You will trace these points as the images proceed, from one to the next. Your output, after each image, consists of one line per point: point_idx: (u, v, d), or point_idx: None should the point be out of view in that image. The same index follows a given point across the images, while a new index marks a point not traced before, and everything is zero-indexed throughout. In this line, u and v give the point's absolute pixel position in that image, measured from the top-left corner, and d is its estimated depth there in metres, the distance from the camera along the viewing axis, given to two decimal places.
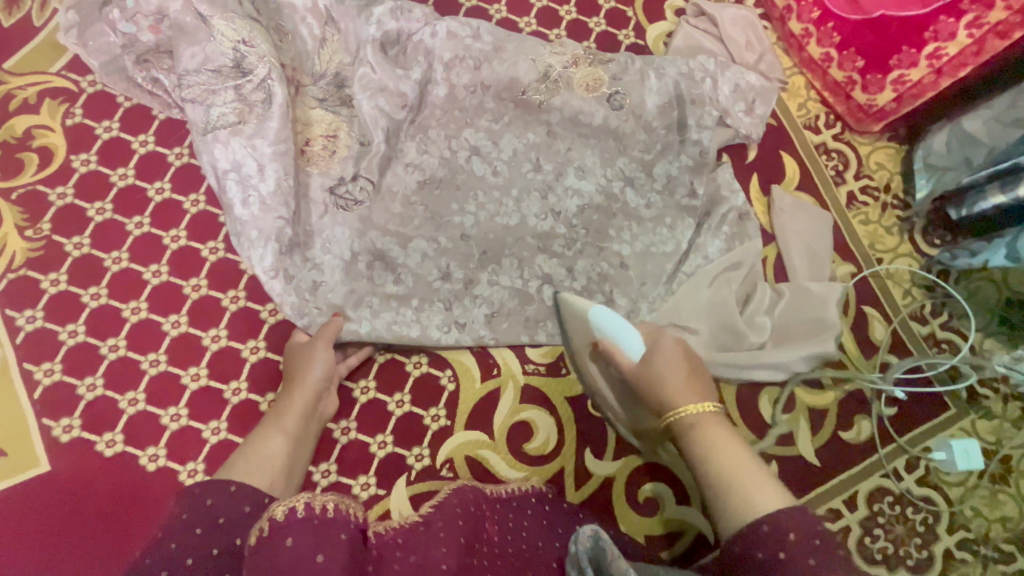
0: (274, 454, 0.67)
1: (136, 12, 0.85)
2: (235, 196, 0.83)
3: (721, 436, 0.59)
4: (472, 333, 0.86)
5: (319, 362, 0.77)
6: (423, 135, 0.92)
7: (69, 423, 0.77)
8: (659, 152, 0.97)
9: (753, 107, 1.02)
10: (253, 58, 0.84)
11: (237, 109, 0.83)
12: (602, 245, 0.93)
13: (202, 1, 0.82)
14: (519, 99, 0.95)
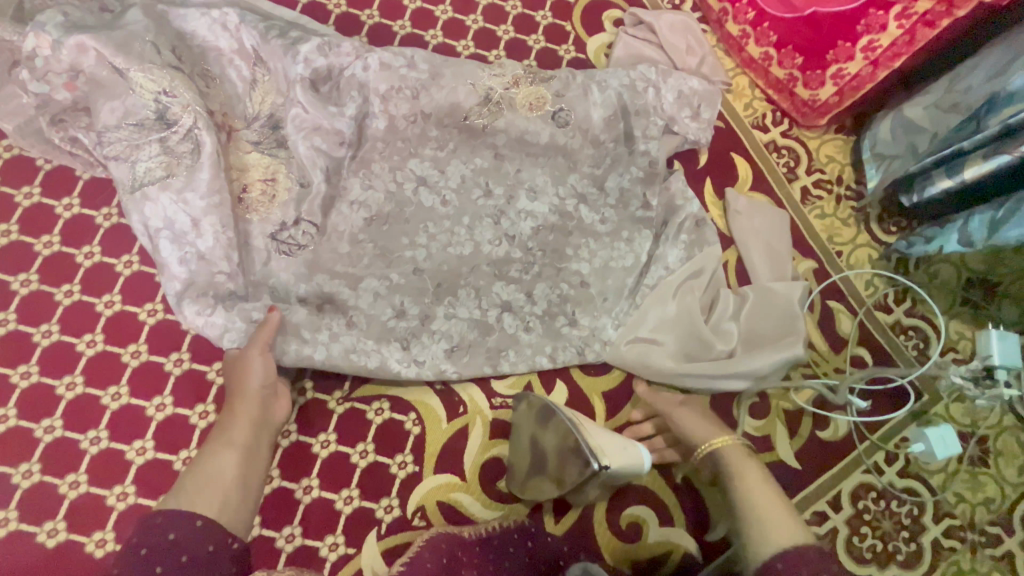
0: (221, 472, 0.64)
1: (46, 71, 0.79)
2: (169, 255, 0.79)
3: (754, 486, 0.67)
4: (433, 367, 0.83)
5: (256, 369, 0.73)
6: (366, 170, 0.89)
7: (4, 516, 0.71)
8: (608, 166, 0.96)
9: (699, 111, 1.01)
10: (177, 108, 0.80)
11: (163, 162, 0.79)
12: (560, 266, 0.91)
13: (116, 55, 0.78)
14: (462, 124, 0.93)
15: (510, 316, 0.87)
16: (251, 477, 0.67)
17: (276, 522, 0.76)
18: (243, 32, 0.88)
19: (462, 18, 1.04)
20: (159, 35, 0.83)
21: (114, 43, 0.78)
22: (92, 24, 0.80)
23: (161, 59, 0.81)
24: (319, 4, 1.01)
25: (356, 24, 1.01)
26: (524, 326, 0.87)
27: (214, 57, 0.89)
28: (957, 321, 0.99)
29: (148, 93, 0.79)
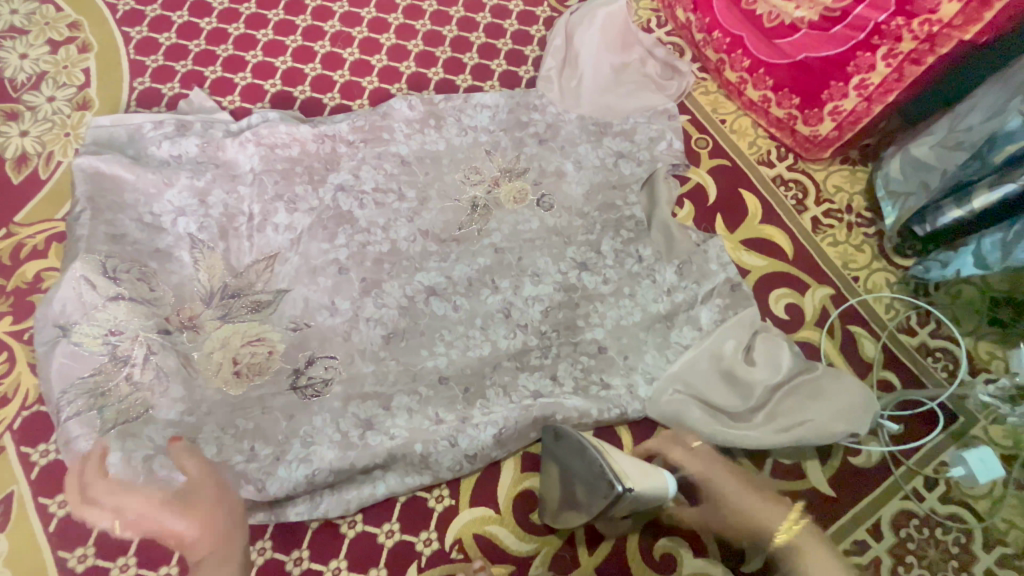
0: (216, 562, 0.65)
1: (100, 393, 0.78)
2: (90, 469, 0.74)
3: (805, 538, 0.74)
4: (484, 457, 0.85)
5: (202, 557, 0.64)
6: (388, 406, 0.88)
7: (83, 552, 0.77)
8: (600, 231, 1.02)
9: (673, 143, 1.09)
10: (261, 264, 0.94)
11: (134, 404, 0.78)
12: (576, 339, 0.95)
13: (138, 347, 0.81)
14: (457, 236, 1.02)
15: (535, 350, 0.94)
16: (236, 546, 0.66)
17: (322, 556, 0.81)
18: (221, 264, 0.93)
19: (480, 86, 1.15)
20: (209, 285, 0.91)
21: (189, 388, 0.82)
22: (132, 273, 0.85)
23: (218, 226, 0.95)
24: (356, 83, 1.13)
25: (387, 97, 1.12)
26: (553, 376, 0.92)
27: (238, 170, 0.99)
28: (985, 342, 1.00)
29: (209, 282, 0.91)
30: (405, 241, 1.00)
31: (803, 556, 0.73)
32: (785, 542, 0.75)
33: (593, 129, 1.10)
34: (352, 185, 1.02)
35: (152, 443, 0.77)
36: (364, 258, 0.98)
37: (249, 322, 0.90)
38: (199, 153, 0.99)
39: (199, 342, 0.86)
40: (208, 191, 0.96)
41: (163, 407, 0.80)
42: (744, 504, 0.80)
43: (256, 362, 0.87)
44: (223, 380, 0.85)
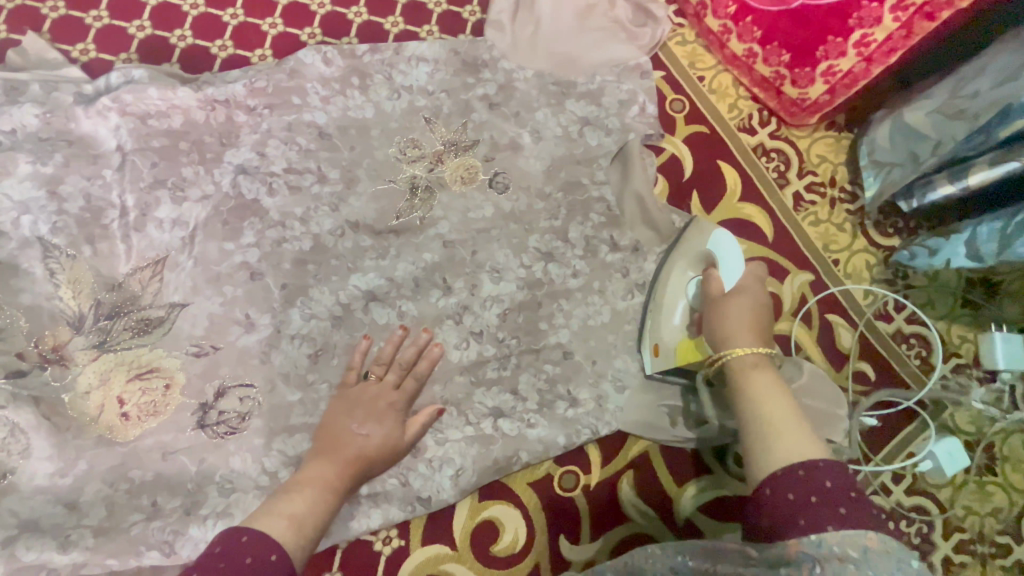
0: (307, 506, 0.62)
1: None
2: None
3: (775, 394, 0.56)
4: (438, 491, 0.75)
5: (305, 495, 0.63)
6: None
7: None
8: (565, 218, 0.89)
9: (645, 108, 0.94)
10: (146, 272, 0.75)
11: None
12: (538, 346, 0.84)
13: None
14: (394, 226, 0.85)
15: (493, 360, 0.83)
16: (327, 519, 0.63)
17: None
18: (89, 274, 0.73)
19: (415, 31, 0.93)
20: (75, 306, 0.72)
21: (57, 441, 0.67)
22: None
23: (80, 223, 0.74)
24: (253, 24, 0.88)
25: (296, 45, 0.88)
26: (514, 389, 0.82)
27: (101, 148, 0.77)
28: (959, 325, 0.96)
29: (74, 302, 0.72)
30: (330, 235, 0.83)
31: (762, 398, 0.56)
32: (746, 378, 0.59)
33: (554, 90, 0.92)
34: (258, 165, 0.81)
35: (18, 517, 0.63)
36: (279, 258, 0.80)
37: (135, 350, 0.72)
38: (41, 127, 0.75)
39: (68, 380, 0.69)
40: (61, 178, 0.74)
41: (27, 470, 0.65)
42: (730, 327, 0.65)
43: (149, 401, 0.71)
44: (106, 426, 0.69)
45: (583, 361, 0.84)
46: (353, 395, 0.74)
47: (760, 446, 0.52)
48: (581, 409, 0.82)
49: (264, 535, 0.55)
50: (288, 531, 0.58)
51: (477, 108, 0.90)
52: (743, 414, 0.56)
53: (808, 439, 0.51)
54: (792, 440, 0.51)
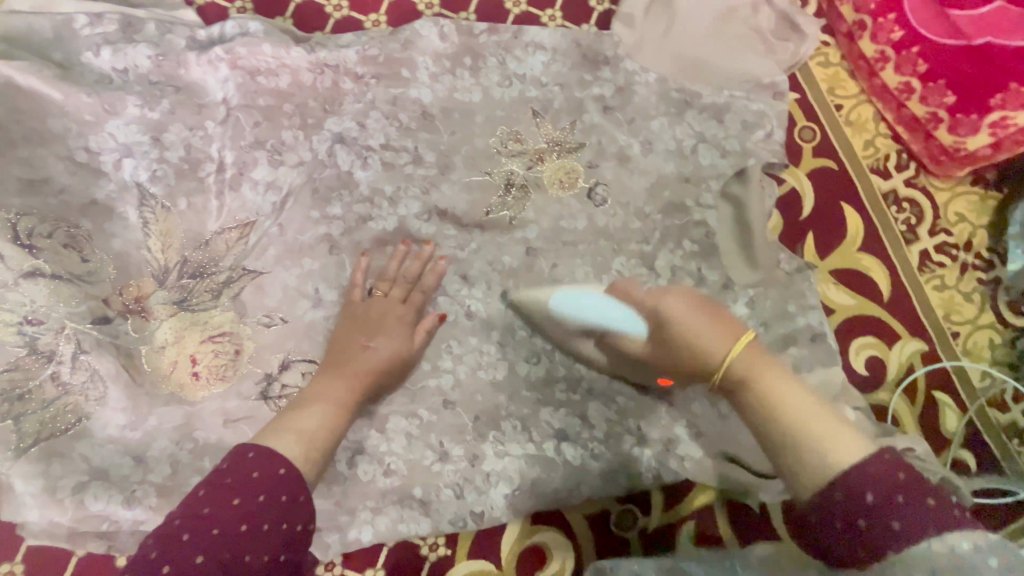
0: (318, 426, 0.63)
1: (16, 398, 0.61)
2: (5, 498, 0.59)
3: (782, 388, 0.52)
4: (492, 508, 0.72)
5: (310, 414, 0.63)
6: (382, 430, 0.73)
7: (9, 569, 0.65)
8: (660, 242, 0.82)
9: (771, 133, 0.85)
10: (233, 234, 0.74)
11: (64, 413, 0.62)
12: (610, 374, 0.79)
13: (68, 340, 0.63)
14: (484, 220, 0.80)
15: (561, 382, 0.78)
16: (336, 436, 0.64)
17: None
18: (181, 227, 0.72)
19: (536, 15, 0.86)
20: (163, 259, 0.71)
21: (132, 394, 0.65)
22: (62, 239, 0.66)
23: (178, 174, 0.73)
24: None
25: (412, 15, 0.83)
26: (583, 415, 0.77)
27: (207, 99, 0.74)
28: None
29: (161, 256, 0.71)
30: (416, 221, 0.79)
31: (768, 402, 0.52)
32: (744, 384, 0.54)
33: (676, 98, 0.84)
34: (357, 138, 0.78)
35: (86, 464, 0.62)
36: (362, 237, 0.77)
37: (213, 312, 0.71)
38: (152, 69, 0.73)
39: (148, 332, 0.68)
40: (166, 126, 0.73)
41: (99, 419, 0.63)
42: (688, 336, 0.58)
43: (220, 365, 0.70)
44: (178, 384, 0.67)
45: (658, 398, 0.78)
46: (360, 312, 0.72)
47: (787, 474, 0.49)
48: (647, 449, 0.77)
49: (269, 452, 0.57)
50: (300, 449, 0.59)
51: (589, 107, 0.83)
52: (756, 425, 0.53)
53: (843, 443, 0.47)
54: (832, 440, 0.48)
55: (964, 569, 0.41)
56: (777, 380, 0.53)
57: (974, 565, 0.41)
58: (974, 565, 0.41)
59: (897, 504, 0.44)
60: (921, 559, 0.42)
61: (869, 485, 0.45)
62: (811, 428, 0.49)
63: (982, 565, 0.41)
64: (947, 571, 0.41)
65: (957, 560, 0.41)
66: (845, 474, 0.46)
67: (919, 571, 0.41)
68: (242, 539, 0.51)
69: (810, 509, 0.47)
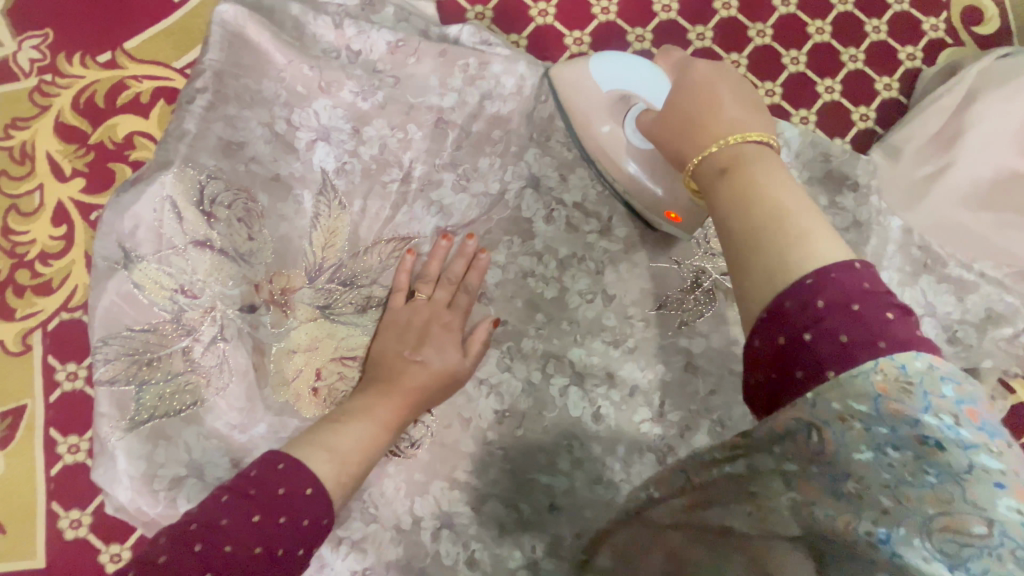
0: (358, 447, 0.53)
1: (143, 364, 0.57)
2: (100, 464, 0.55)
3: (767, 177, 0.39)
4: None
5: (352, 431, 0.53)
6: (475, 511, 0.66)
7: (78, 518, 0.63)
8: None
9: (1020, 334, 0.70)
10: (393, 249, 0.68)
11: (185, 393, 0.58)
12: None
13: (211, 321, 0.59)
14: (652, 316, 0.71)
15: None
16: (376, 460, 0.54)
17: None
18: (349, 226, 0.67)
19: (786, 111, 0.75)
20: (320, 256, 0.65)
21: (252, 396, 0.60)
22: (239, 211, 0.61)
23: (364, 172, 0.67)
24: (620, 28, 0.75)
25: None
26: None
27: (418, 100, 0.68)
28: None
29: (320, 252, 0.65)
30: (579, 296, 0.71)
31: (760, 195, 0.38)
32: (745, 171, 0.40)
33: (917, 255, 0.71)
34: (553, 188, 0.71)
35: (186, 456, 0.56)
36: (517, 295, 0.70)
37: (351, 328, 0.65)
38: (381, 57, 0.67)
39: (284, 331, 0.63)
40: (370, 118, 0.67)
41: (212, 413, 0.58)
42: (692, 118, 0.47)
43: (341, 391, 0.63)
44: (294, 395, 0.62)
45: None
46: (399, 319, 0.64)
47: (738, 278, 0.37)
48: None
49: (301, 465, 0.47)
50: (334, 469, 0.49)
51: None
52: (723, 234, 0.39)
53: (818, 241, 0.35)
54: (816, 243, 0.35)
55: (915, 395, 0.30)
56: (777, 179, 0.39)
57: (930, 397, 0.29)
58: (929, 395, 0.29)
59: (848, 352, 0.31)
60: (864, 427, 0.30)
61: (834, 284, 0.32)
62: (797, 227, 0.36)
63: (951, 419, 0.29)
64: (908, 446, 0.29)
65: (919, 431, 0.29)
66: (816, 268, 0.33)
67: (863, 441, 0.31)
68: (258, 565, 0.42)
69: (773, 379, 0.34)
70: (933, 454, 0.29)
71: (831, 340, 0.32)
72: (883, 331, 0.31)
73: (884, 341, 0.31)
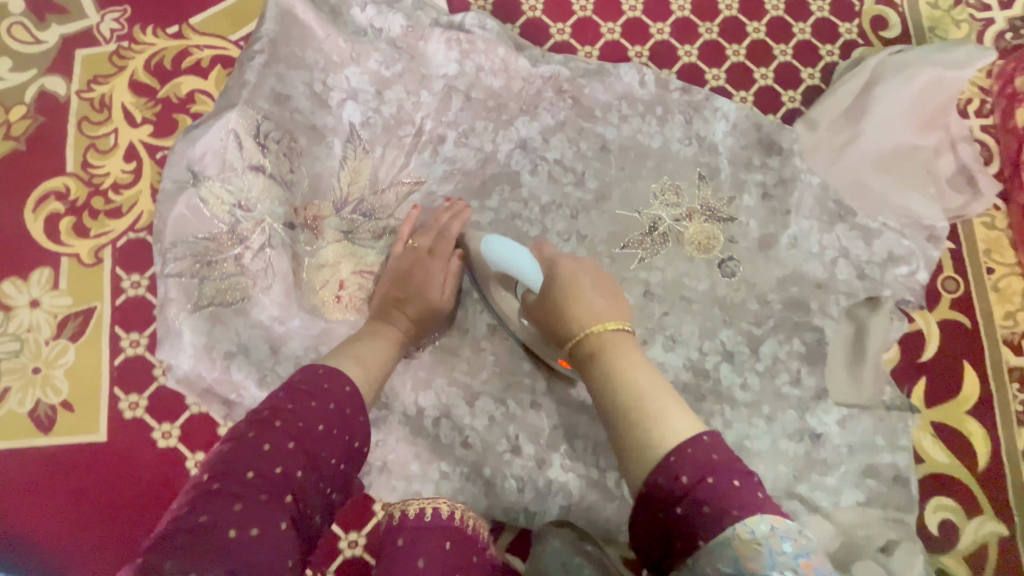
0: (375, 357, 0.67)
1: (204, 264, 0.70)
2: (169, 340, 0.69)
3: (641, 379, 0.58)
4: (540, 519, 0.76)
5: (369, 347, 0.68)
6: (469, 405, 0.79)
7: (136, 400, 0.75)
8: (772, 329, 0.85)
9: (914, 272, 0.86)
10: (406, 189, 0.83)
11: (236, 289, 0.71)
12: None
13: (259, 233, 0.72)
14: (618, 253, 0.85)
15: None
16: (388, 368, 0.68)
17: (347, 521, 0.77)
18: (370, 170, 0.82)
19: (729, 92, 0.92)
20: (346, 191, 0.80)
21: (289, 296, 0.74)
22: (285, 148, 0.75)
23: (384, 127, 0.83)
24: (595, 22, 0.92)
25: (621, 58, 0.91)
26: None
27: (430, 72, 0.84)
28: None
29: (346, 188, 0.80)
30: (557, 235, 0.85)
31: (638, 386, 0.58)
32: (614, 369, 0.60)
33: (833, 208, 0.87)
34: (537, 147, 0.86)
35: (237, 338, 0.70)
36: (507, 232, 0.84)
37: (369, 251, 0.79)
38: (400, 36, 0.83)
39: (316, 248, 0.77)
40: (390, 84, 0.83)
41: (256, 306, 0.72)
42: (586, 293, 0.66)
43: (360, 298, 0.77)
44: (321, 300, 0.76)
45: None
46: (395, 263, 0.76)
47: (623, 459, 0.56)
48: None
49: (335, 370, 0.61)
50: (360, 371, 0.64)
51: (748, 188, 0.88)
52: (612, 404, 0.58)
53: (675, 413, 0.55)
54: (671, 416, 0.54)
55: (764, 556, 0.45)
56: (635, 366, 0.60)
57: (776, 556, 0.45)
58: (773, 553, 0.45)
59: (710, 519, 0.48)
60: (725, 572, 0.46)
61: (690, 462, 0.51)
62: (656, 400, 0.56)
63: (792, 574, 0.44)
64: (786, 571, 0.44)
65: (768, 575, 0.44)
66: (675, 446, 0.52)
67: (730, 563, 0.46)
68: (310, 440, 0.54)
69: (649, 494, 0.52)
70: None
71: (699, 510, 0.49)
72: (736, 503, 0.48)
73: (737, 510, 0.47)
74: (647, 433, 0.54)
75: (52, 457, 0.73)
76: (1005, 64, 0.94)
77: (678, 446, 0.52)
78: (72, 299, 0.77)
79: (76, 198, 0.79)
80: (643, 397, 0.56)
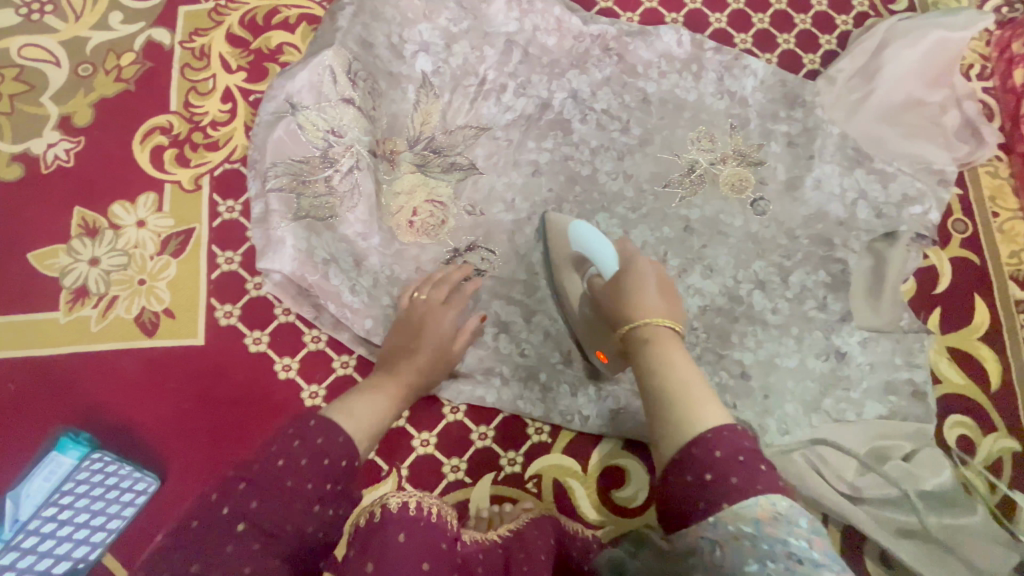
0: (369, 412, 0.65)
1: (300, 182, 0.80)
2: (267, 247, 0.77)
3: (675, 367, 0.56)
4: (592, 423, 0.84)
5: (366, 400, 0.66)
6: (527, 321, 0.87)
7: (230, 310, 0.83)
8: (799, 260, 0.93)
9: (927, 211, 0.95)
10: (470, 131, 0.92)
11: (327, 205, 0.80)
12: (722, 351, 0.89)
13: (347, 157, 0.82)
14: (660, 191, 0.94)
15: None
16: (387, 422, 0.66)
17: (418, 423, 0.84)
18: (439, 112, 0.91)
19: (756, 55, 1.03)
20: (418, 130, 0.90)
21: (371, 215, 0.83)
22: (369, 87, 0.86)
23: (451, 76, 0.93)
24: None
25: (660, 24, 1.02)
26: None
27: (492, 29, 0.94)
28: None
29: (419, 127, 0.90)
30: (606, 175, 0.94)
31: (679, 382, 0.54)
32: (649, 362, 0.57)
33: (852, 154, 0.97)
34: (586, 97, 0.96)
35: (328, 248, 0.79)
36: (560, 171, 0.93)
37: (439, 182, 0.89)
38: None
39: (393, 177, 0.87)
40: (457, 39, 0.93)
41: (345, 221, 0.81)
42: (637, 298, 0.65)
43: (430, 222, 0.87)
44: (397, 222, 0.86)
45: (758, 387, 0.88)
46: (403, 319, 0.77)
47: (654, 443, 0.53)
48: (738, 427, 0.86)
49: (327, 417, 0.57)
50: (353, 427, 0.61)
51: (774, 136, 0.97)
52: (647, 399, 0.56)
53: (704, 407, 0.51)
54: (698, 408, 0.51)
55: (782, 526, 0.44)
56: (676, 360, 0.57)
57: (794, 527, 0.44)
58: (792, 529, 0.44)
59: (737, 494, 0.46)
60: (752, 545, 0.44)
61: (725, 442, 0.48)
62: (695, 395, 0.53)
63: (806, 543, 0.44)
64: (781, 559, 0.43)
65: (789, 550, 0.43)
66: (707, 431, 0.49)
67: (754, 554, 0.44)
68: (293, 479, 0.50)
69: (670, 482, 0.50)
70: (800, 567, 0.43)
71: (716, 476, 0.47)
72: (761, 478, 0.46)
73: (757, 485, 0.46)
74: (668, 418, 0.52)
75: (154, 358, 0.81)
76: (1003, 33, 1.05)
77: (699, 434, 0.49)
78: (175, 221, 0.85)
79: (179, 132, 0.89)
80: (670, 389, 0.53)
